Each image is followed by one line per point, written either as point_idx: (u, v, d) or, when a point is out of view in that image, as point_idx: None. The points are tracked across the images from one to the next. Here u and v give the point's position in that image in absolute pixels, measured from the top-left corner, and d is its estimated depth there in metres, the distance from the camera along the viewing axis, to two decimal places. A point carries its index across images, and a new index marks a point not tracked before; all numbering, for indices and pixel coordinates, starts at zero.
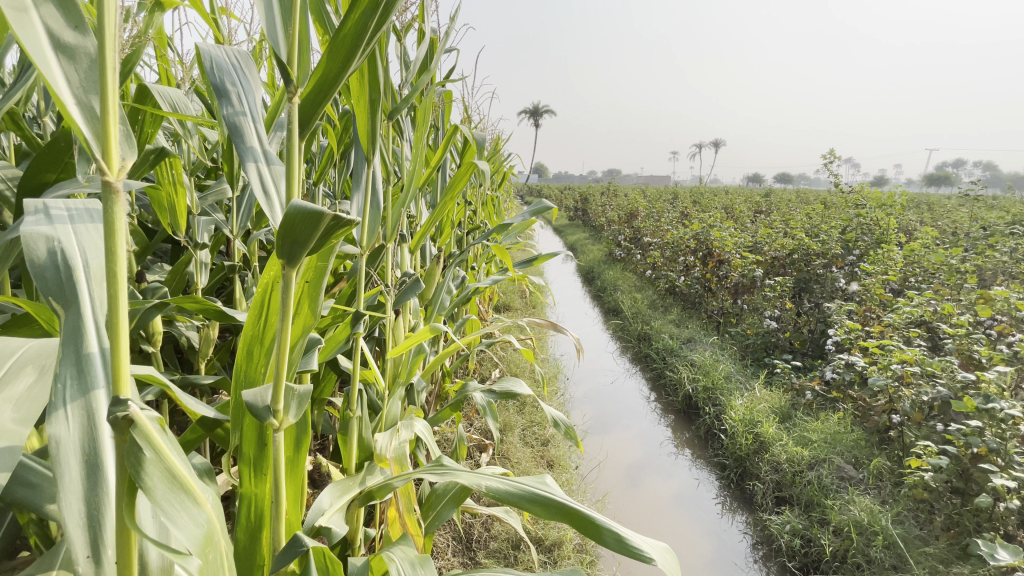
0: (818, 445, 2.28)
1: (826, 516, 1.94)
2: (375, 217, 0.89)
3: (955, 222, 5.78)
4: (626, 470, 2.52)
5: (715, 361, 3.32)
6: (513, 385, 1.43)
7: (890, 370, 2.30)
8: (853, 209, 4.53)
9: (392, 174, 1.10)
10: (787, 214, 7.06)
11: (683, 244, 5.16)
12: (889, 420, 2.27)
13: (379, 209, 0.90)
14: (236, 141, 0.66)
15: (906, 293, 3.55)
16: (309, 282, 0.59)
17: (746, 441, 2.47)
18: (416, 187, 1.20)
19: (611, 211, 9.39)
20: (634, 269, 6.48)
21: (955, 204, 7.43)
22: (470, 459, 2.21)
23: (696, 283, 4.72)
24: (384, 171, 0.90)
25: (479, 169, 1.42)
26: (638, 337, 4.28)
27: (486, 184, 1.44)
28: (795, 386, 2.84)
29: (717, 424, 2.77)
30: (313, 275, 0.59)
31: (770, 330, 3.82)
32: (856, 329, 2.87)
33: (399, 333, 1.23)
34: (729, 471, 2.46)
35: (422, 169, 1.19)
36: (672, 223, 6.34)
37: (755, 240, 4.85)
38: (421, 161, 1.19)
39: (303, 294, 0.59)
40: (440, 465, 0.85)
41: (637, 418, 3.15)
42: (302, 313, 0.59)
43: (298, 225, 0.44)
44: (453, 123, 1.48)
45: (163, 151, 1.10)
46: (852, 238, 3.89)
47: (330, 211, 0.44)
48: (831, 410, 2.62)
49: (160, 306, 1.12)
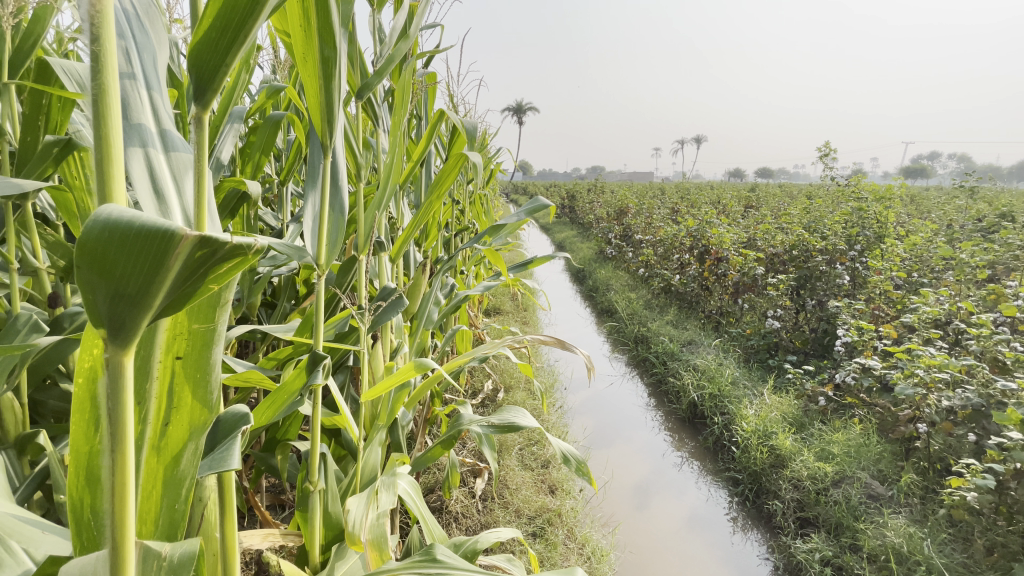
0: (841, 459, 2.11)
1: (858, 542, 1.77)
2: (337, 225, 0.66)
3: (948, 213, 5.67)
4: (633, 489, 2.32)
5: (719, 365, 3.14)
6: (514, 415, 1.22)
7: (913, 376, 2.13)
8: (851, 202, 4.38)
9: (364, 168, 0.88)
10: (778, 209, 6.94)
11: (677, 241, 4.99)
12: (915, 430, 2.10)
13: (344, 214, 0.67)
14: (110, 113, 0.43)
15: (913, 289, 3.41)
16: (183, 359, 0.41)
17: (761, 454, 2.29)
18: (394, 184, 0.98)
19: (600, 208, 9.21)
20: (626, 267, 6.31)
21: (943, 197, 7.37)
22: (465, 486, 2.00)
23: (692, 281, 4.55)
24: (350, 163, 0.68)
25: (473, 163, 1.20)
26: (636, 339, 4.09)
27: (481, 180, 1.22)
28: (808, 392, 2.67)
29: (727, 435, 2.59)
30: (189, 348, 0.41)
31: (771, 331, 3.67)
32: (868, 330, 2.71)
33: (377, 364, 1.01)
34: (743, 487, 2.29)
35: (401, 162, 0.97)
36: (664, 220, 6.17)
37: (751, 236, 4.69)
38: (399, 152, 0.97)
39: (179, 379, 0.41)
40: (432, 561, 0.64)
41: (641, 429, 2.95)
42: (184, 405, 0.42)
43: (120, 258, 0.27)
44: (438, 108, 1.26)
45: (69, 142, 0.84)
46: (854, 232, 3.74)
47: (186, 232, 0.27)
48: (847, 418, 2.46)
49: (73, 338, 0.88)
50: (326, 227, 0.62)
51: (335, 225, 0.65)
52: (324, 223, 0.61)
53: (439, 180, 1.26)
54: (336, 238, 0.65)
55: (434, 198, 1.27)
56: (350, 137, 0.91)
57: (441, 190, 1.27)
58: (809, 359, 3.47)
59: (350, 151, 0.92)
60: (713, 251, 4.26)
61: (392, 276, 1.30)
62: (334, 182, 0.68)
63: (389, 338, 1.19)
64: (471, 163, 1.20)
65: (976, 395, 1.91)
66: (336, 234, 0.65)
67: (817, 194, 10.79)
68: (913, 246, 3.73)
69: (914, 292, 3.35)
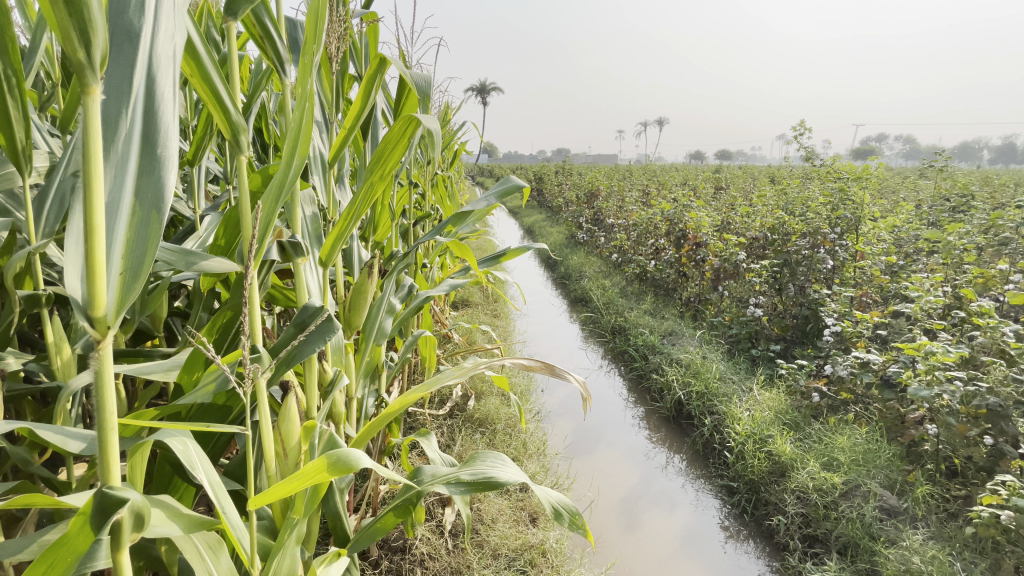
0: (847, 467, 1.92)
1: (878, 567, 1.57)
2: (146, 229, 0.41)
3: (915, 193, 5.63)
4: (621, 505, 2.08)
5: (704, 359, 2.92)
6: (489, 466, 0.94)
7: (923, 374, 1.95)
8: (828, 182, 4.23)
9: (238, 125, 0.58)
10: (747, 192, 6.81)
11: (652, 225, 4.76)
12: (924, 432, 1.93)
13: (162, 210, 0.41)
14: None
15: (898, 273, 3.27)
16: None
17: (759, 462, 2.08)
18: (300, 157, 0.66)
19: (569, 191, 8.91)
20: (598, 253, 6.07)
21: (901, 180, 7.42)
22: (432, 519, 1.71)
23: (669, 267, 4.34)
24: (179, 123, 0.42)
25: (427, 128, 0.88)
26: (614, 331, 3.85)
27: (438, 154, 0.91)
28: (802, 388, 2.48)
29: (719, 438, 2.37)
30: None
31: (754, 319, 3.48)
32: (862, 319, 2.53)
33: (296, 427, 0.70)
34: (739, 497, 2.08)
35: (309, 121, 0.65)
36: (636, 203, 5.93)
37: (728, 219, 4.49)
38: (309, 111, 0.66)
39: None
40: None
41: (625, 431, 2.70)
42: None
43: None
44: (377, 54, 0.93)
45: None
46: (836, 213, 3.57)
47: None
48: (846, 416, 2.28)
49: None
50: (95, 246, 0.35)
51: (141, 230, 0.40)
52: (89, 243, 0.34)
53: (379, 152, 0.94)
54: (139, 260, 0.40)
55: (374, 177, 0.95)
56: (219, 87, 0.59)
57: (384, 166, 0.95)
58: (793, 348, 3.31)
59: (223, 109, 0.60)
60: (690, 236, 4.04)
61: (320, 284, 1.00)
62: (150, 149, 0.41)
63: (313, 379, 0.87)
64: (424, 129, 0.88)
65: (994, 395, 1.74)
66: (140, 255, 0.40)
67: (784, 174, 10.77)
68: (893, 228, 3.61)
69: (899, 276, 3.21)
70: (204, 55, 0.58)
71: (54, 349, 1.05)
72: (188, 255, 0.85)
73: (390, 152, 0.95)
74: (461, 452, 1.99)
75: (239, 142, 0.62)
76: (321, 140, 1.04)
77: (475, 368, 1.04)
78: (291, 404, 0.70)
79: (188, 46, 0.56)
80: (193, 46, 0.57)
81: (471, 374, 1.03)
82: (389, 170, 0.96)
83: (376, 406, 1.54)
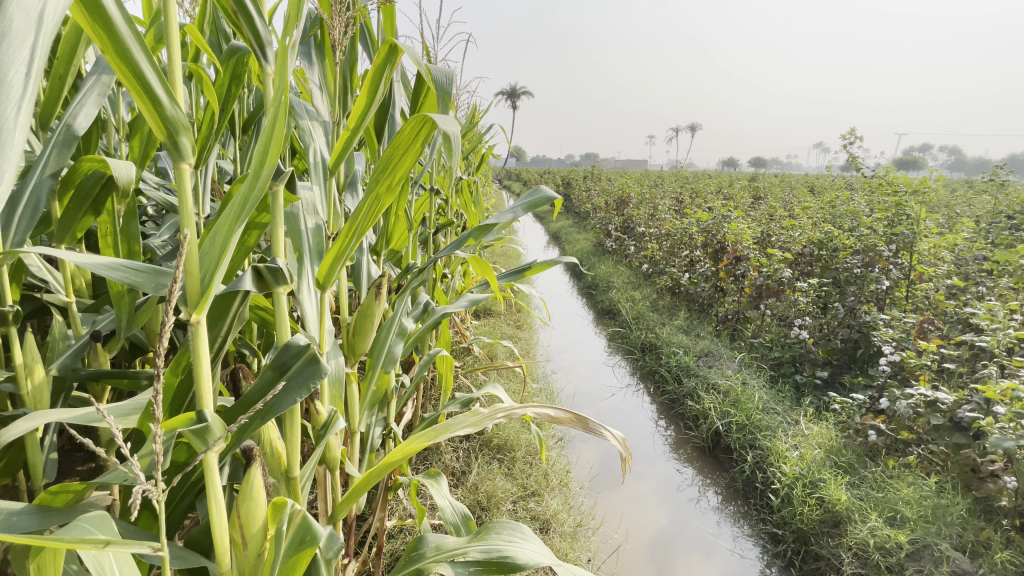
0: (913, 524, 1.70)
1: None
2: None
3: (973, 206, 5.22)
4: (653, 546, 1.89)
5: (745, 385, 2.69)
6: (505, 541, 0.77)
7: (1006, 421, 1.70)
8: (880, 194, 3.92)
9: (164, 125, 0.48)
10: (788, 202, 6.46)
11: (687, 236, 4.52)
12: (1004, 487, 1.69)
13: None
14: None
15: (963, 297, 2.97)
16: None
17: (808, 509, 1.87)
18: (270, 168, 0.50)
19: (598, 197, 8.68)
20: (628, 262, 5.84)
21: (953, 192, 6.96)
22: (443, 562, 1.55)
23: (704, 281, 4.10)
24: None
25: (443, 131, 0.71)
26: (644, 348, 3.64)
27: (455, 163, 0.74)
28: (856, 425, 2.24)
29: (762, 477, 2.15)
30: None
31: (798, 342, 3.23)
32: (927, 350, 2.27)
33: (260, 504, 0.55)
34: (785, 546, 1.87)
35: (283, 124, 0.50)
36: (668, 211, 5.69)
37: (769, 232, 4.22)
38: (283, 113, 0.51)
39: None
40: None
41: (656, 461, 2.50)
42: None
43: None
44: (389, 38, 0.77)
45: None
46: (892, 229, 3.29)
47: None
48: (908, 459, 2.04)
49: None
50: None
51: None
52: None
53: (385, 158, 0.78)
54: None
55: (380, 188, 0.79)
56: (147, 70, 0.48)
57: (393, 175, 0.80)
58: (842, 375, 3.04)
59: (152, 98, 0.49)
60: (729, 249, 3.79)
61: (317, 308, 0.87)
62: None
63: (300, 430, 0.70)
64: (440, 133, 0.70)
65: None
66: None
67: (825, 183, 10.25)
68: (956, 246, 3.30)
69: (965, 301, 2.91)
70: (127, 31, 0.47)
71: (23, 371, 0.93)
72: (161, 274, 0.73)
73: (399, 159, 0.79)
74: (479, 483, 1.83)
75: (179, 145, 0.50)
76: (322, 141, 0.90)
77: (492, 415, 0.87)
78: (255, 479, 0.54)
79: (98, 14, 0.45)
80: (101, 6, 0.45)
81: (488, 423, 0.87)
82: (398, 180, 0.81)
83: (384, 436, 1.39)
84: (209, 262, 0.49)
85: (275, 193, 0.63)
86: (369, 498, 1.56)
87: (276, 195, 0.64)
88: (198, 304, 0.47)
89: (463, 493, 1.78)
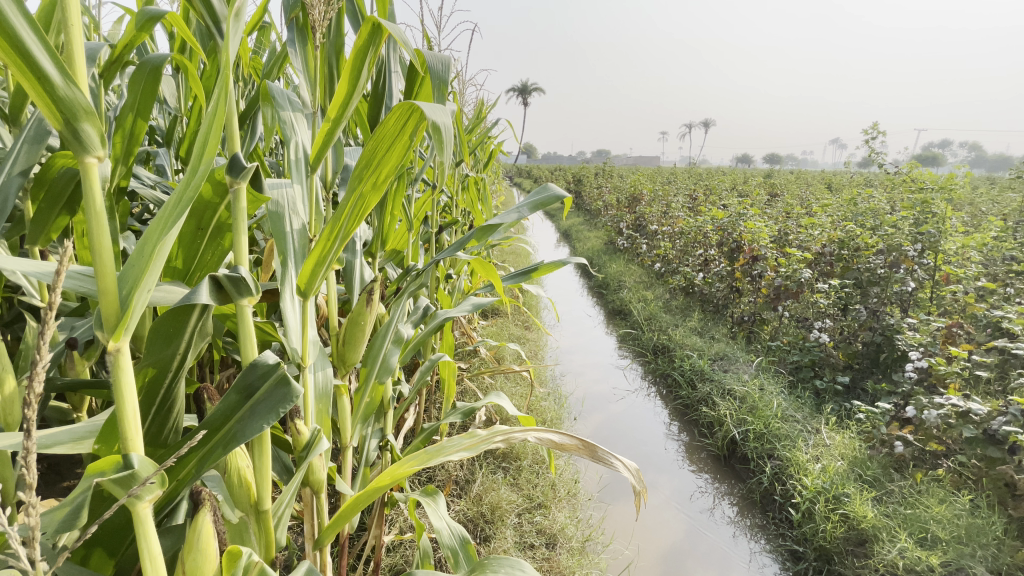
0: (946, 545, 1.59)
1: None
2: None
3: (999, 204, 5.03)
4: (666, 561, 1.80)
5: (763, 392, 2.57)
6: None
7: None
8: (905, 191, 3.76)
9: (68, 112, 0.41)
10: (804, 200, 6.29)
11: (701, 235, 4.39)
12: None
13: None
14: None
15: (994, 300, 2.83)
16: None
17: (832, 526, 1.77)
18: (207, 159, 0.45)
19: (609, 194, 8.54)
20: (640, 261, 5.72)
21: (976, 189, 6.74)
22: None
23: (718, 281, 3.97)
24: None
25: (433, 121, 0.60)
26: (656, 350, 3.53)
27: (448, 158, 0.64)
28: (881, 435, 2.12)
29: (781, 490, 2.05)
30: None
31: (818, 345, 3.10)
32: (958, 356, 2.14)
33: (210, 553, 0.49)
34: (806, 565, 1.77)
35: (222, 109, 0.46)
36: (681, 209, 5.55)
37: (786, 230, 4.08)
38: (225, 98, 0.47)
39: None
40: None
41: (670, 470, 2.39)
42: None
43: None
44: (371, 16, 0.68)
45: None
46: (918, 228, 3.14)
47: None
48: (938, 473, 1.92)
49: None
50: None
51: None
52: None
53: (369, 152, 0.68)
54: None
55: (365, 185, 0.70)
56: (32, 44, 0.41)
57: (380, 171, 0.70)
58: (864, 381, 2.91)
59: (39, 75, 0.41)
60: (744, 248, 3.66)
61: (301, 317, 0.80)
62: None
63: (270, 462, 0.62)
64: (430, 124, 0.60)
65: None
66: None
67: (841, 181, 10.03)
68: (985, 246, 3.15)
69: (996, 304, 2.77)
70: None
71: None
72: None
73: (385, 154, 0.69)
74: (482, 494, 1.75)
75: (80, 133, 0.42)
76: (306, 134, 0.82)
77: (490, 438, 0.79)
78: (203, 526, 0.48)
79: None
80: None
81: (485, 447, 0.78)
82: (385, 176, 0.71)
83: (381, 449, 1.31)
84: (132, 275, 0.42)
85: (236, 192, 0.55)
86: (367, 511, 1.49)
87: (238, 195, 0.56)
88: (117, 328, 0.40)
89: (466, 505, 1.70)
